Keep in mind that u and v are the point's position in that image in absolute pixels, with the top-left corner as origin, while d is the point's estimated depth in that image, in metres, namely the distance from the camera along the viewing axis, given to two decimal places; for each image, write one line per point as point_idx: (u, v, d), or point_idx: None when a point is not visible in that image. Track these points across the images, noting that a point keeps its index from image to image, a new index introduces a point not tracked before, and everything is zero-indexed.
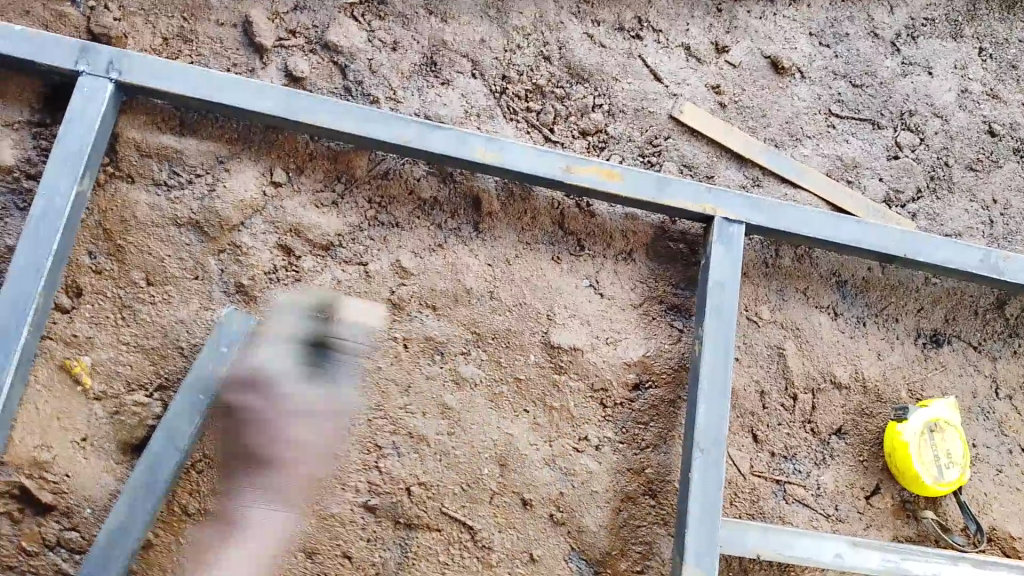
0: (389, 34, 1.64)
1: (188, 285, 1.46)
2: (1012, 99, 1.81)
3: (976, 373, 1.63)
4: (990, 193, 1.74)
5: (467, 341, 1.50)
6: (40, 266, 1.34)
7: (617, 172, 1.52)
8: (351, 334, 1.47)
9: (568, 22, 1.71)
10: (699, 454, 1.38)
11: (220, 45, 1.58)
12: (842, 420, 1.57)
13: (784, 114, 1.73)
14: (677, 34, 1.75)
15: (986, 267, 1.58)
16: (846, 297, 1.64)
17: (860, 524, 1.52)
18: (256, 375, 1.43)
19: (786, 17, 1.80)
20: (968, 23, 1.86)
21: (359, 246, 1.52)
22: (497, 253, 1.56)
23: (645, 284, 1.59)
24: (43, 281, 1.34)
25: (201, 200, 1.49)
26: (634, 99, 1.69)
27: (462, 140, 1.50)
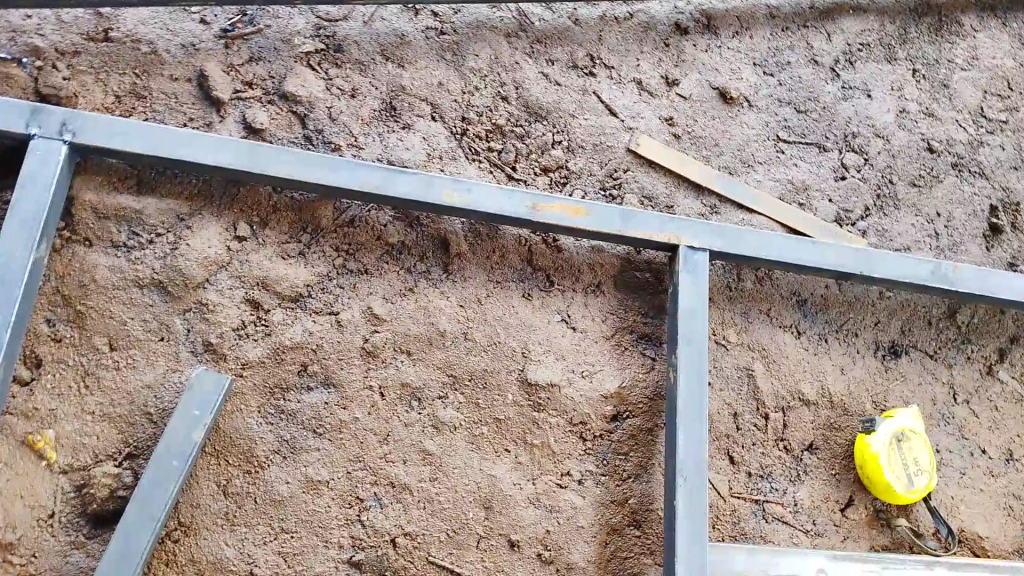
0: (347, 82, 1.65)
1: (153, 347, 1.43)
2: (946, 117, 1.91)
3: (934, 381, 1.70)
4: (934, 207, 1.82)
5: (444, 385, 1.50)
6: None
7: (583, 207, 1.55)
8: (326, 386, 1.46)
9: (523, 62, 1.76)
10: (683, 481, 1.40)
11: (175, 100, 1.56)
12: (813, 436, 1.61)
13: (736, 142, 1.78)
14: (629, 69, 1.80)
15: (937, 278, 1.65)
16: (808, 315, 1.69)
17: (838, 536, 1.55)
18: (231, 435, 1.41)
19: (730, 48, 1.87)
20: (901, 46, 1.97)
21: (328, 295, 1.51)
22: (468, 294, 1.57)
23: (615, 316, 1.62)
24: (3, 353, 1.29)
25: (163, 259, 1.47)
26: (592, 135, 1.72)
27: (429, 184, 1.51)
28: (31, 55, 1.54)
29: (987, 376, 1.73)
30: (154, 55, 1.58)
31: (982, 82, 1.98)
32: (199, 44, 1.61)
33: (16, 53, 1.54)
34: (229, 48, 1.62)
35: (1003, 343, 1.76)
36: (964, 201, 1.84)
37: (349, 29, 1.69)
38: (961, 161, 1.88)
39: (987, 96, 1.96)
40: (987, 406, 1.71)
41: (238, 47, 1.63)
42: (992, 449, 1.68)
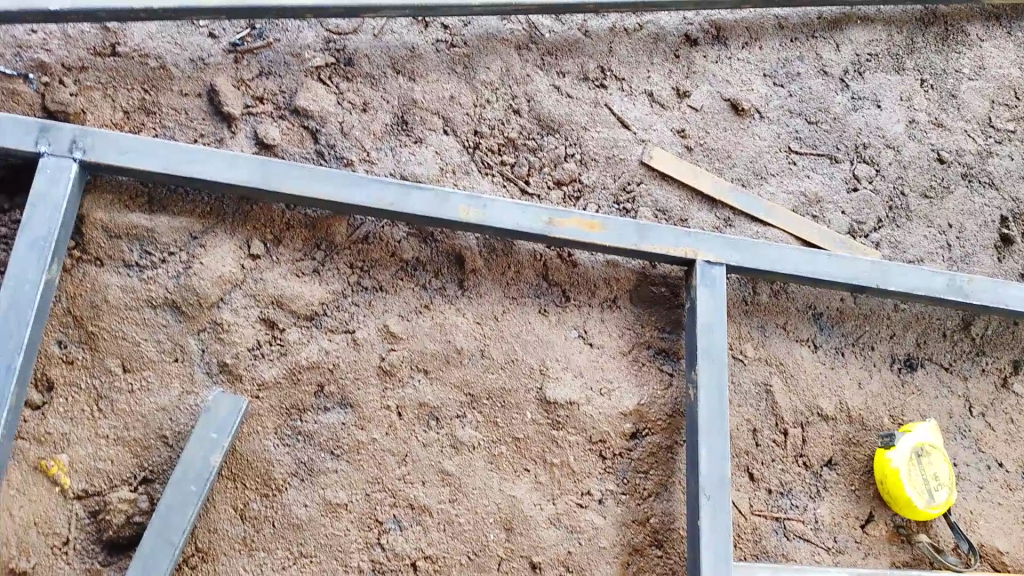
0: (358, 96, 1.62)
1: (167, 368, 1.40)
2: (955, 127, 1.91)
3: (949, 394, 1.70)
4: (946, 218, 1.82)
5: (462, 404, 1.48)
6: (11, 364, 1.26)
7: (600, 222, 1.54)
8: (343, 407, 1.44)
9: (534, 75, 1.74)
10: (706, 500, 1.39)
11: (185, 116, 1.54)
12: (831, 451, 1.60)
13: (748, 154, 1.77)
14: (640, 81, 1.79)
15: (952, 290, 1.65)
16: (824, 329, 1.68)
17: (859, 553, 1.54)
18: (247, 458, 1.38)
19: (740, 60, 1.86)
20: (909, 56, 1.96)
21: (344, 313, 1.49)
22: (484, 310, 1.55)
23: (633, 330, 1.60)
24: (14, 378, 1.26)
25: (176, 278, 1.44)
26: (606, 148, 1.71)
27: (444, 200, 1.49)
28: (37, 71, 1.52)
29: (1002, 389, 1.73)
30: (163, 69, 1.56)
31: (989, 92, 1.98)
32: (207, 57, 1.58)
33: (21, 69, 1.51)
34: (238, 62, 1.60)
35: (1017, 356, 1.76)
36: (974, 211, 1.84)
37: (359, 42, 1.66)
38: (971, 172, 1.88)
39: (995, 106, 1.97)
40: (1002, 419, 1.71)
41: (247, 61, 1.60)
42: (1008, 462, 1.68)
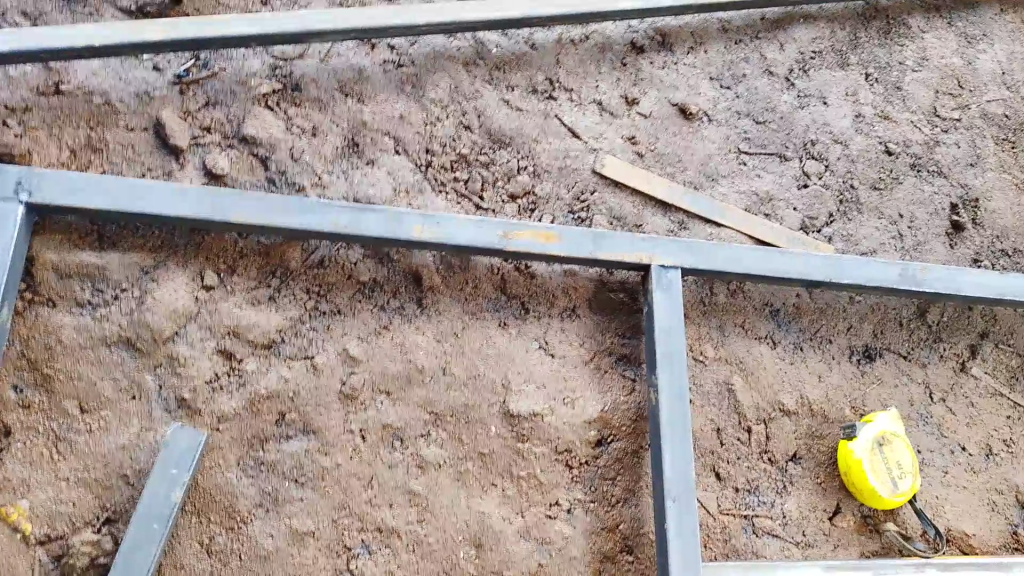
0: (307, 120, 1.62)
1: (125, 407, 1.39)
2: (901, 118, 1.95)
3: (910, 381, 1.72)
4: (896, 208, 1.85)
5: (426, 422, 1.48)
6: None
7: (555, 233, 1.55)
8: (306, 433, 1.43)
9: (483, 90, 1.74)
10: (672, 502, 1.40)
11: (132, 151, 1.54)
12: (796, 446, 1.62)
13: (698, 157, 1.79)
14: (589, 91, 1.80)
15: (907, 280, 1.67)
16: (782, 325, 1.70)
17: (828, 546, 1.56)
18: (210, 491, 1.38)
19: (687, 64, 1.87)
20: (852, 51, 1.99)
21: (303, 339, 1.48)
22: (444, 328, 1.55)
23: (593, 338, 1.61)
24: None
25: (129, 315, 1.43)
26: (557, 158, 1.73)
27: (398, 220, 1.49)
28: None
29: (960, 373, 1.76)
30: (109, 105, 1.55)
31: (933, 82, 2.01)
32: (153, 91, 1.58)
33: None
34: (184, 93, 1.59)
35: (973, 340, 1.79)
36: (924, 200, 1.87)
37: (306, 68, 1.65)
38: (919, 161, 1.91)
39: (939, 96, 2.00)
40: (963, 403, 1.74)
41: (193, 92, 1.60)
42: (970, 445, 1.71)
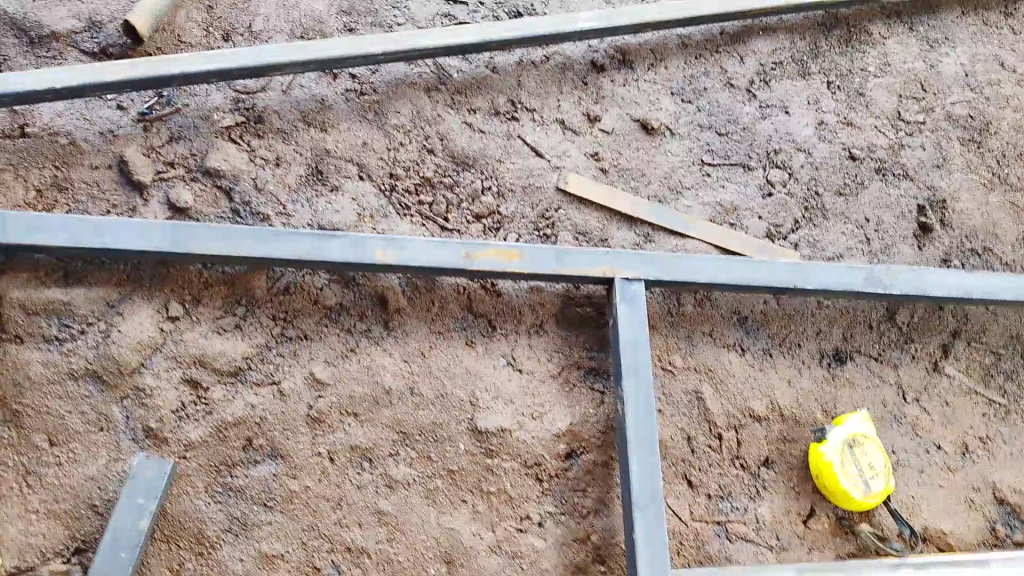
0: (270, 151, 1.66)
1: (93, 438, 1.41)
2: (865, 124, 1.96)
3: (882, 383, 1.73)
4: (862, 212, 1.85)
5: (394, 442, 1.49)
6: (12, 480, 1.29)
7: (517, 251, 1.56)
8: (273, 457, 1.44)
9: (445, 114, 1.77)
10: (640, 511, 1.40)
11: (97, 188, 1.58)
12: (767, 451, 1.62)
13: (661, 170, 1.81)
14: (551, 111, 1.83)
15: (871, 283, 1.68)
16: (751, 332, 1.71)
17: (803, 549, 1.56)
18: (178, 518, 1.39)
19: (647, 81, 1.90)
20: (813, 61, 2.01)
21: (269, 364, 1.50)
22: (411, 348, 1.56)
23: (561, 353, 1.62)
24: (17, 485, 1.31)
25: (95, 348, 1.46)
26: (521, 177, 1.75)
27: (360, 245, 1.51)
28: None
29: (933, 372, 1.76)
30: (73, 145, 1.61)
31: (897, 86, 2.02)
32: (117, 130, 1.64)
33: None
34: (148, 130, 1.65)
35: (945, 339, 1.80)
36: (891, 204, 1.88)
37: (268, 100, 1.71)
38: (885, 165, 1.92)
39: (903, 100, 2.01)
40: (938, 402, 1.74)
41: (157, 128, 1.65)
42: (945, 444, 1.70)
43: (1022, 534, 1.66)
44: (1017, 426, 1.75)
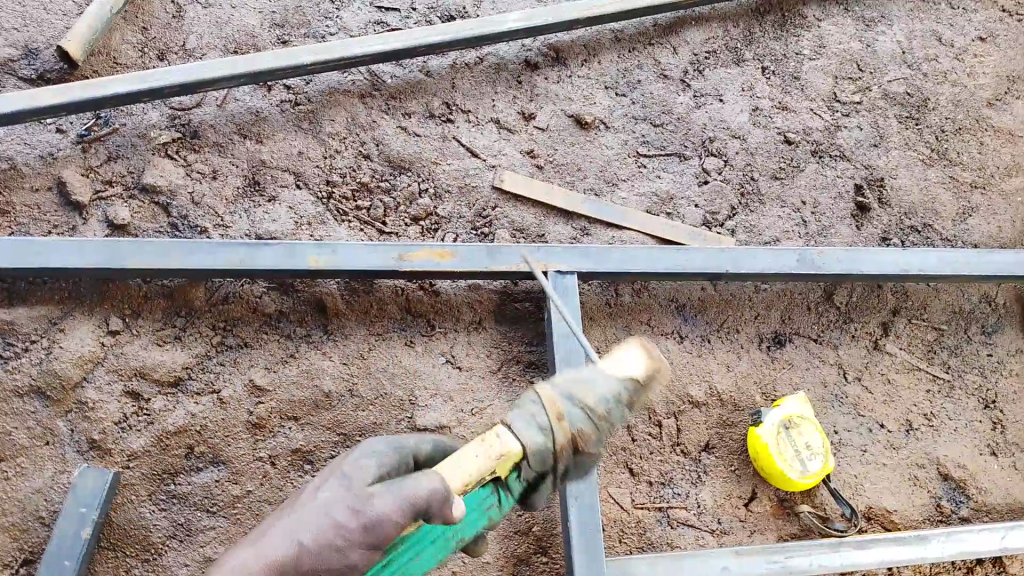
0: (206, 165, 1.71)
1: (40, 452, 1.45)
2: (800, 107, 1.98)
3: (822, 363, 1.75)
4: (798, 195, 1.88)
5: (336, 443, 1.52)
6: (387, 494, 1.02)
7: (449, 251, 1.57)
8: (216, 464, 1.48)
9: (380, 120, 1.81)
10: (573, 501, 1.43)
11: (38, 210, 1.63)
12: (707, 436, 1.65)
13: (597, 164, 1.84)
14: (485, 111, 1.86)
15: (805, 265, 1.69)
16: (687, 320, 1.74)
17: (744, 531, 1.58)
18: (124, 527, 1.43)
19: (581, 77, 1.94)
20: (748, 48, 2.04)
21: (209, 374, 1.54)
22: (350, 351, 1.60)
23: (499, 348, 1.65)
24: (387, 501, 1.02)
25: (39, 364, 1.50)
26: (458, 178, 1.77)
27: (293, 252, 1.53)
28: None
29: (874, 351, 1.78)
30: (14, 170, 1.66)
31: (832, 68, 2.04)
32: (56, 152, 1.69)
33: None
34: (86, 151, 1.70)
35: (885, 318, 1.81)
36: (827, 185, 1.90)
37: (203, 114, 1.76)
38: (821, 147, 1.94)
39: (839, 82, 2.03)
40: (879, 380, 1.76)
41: (95, 148, 1.70)
42: (888, 422, 1.72)
43: (966, 507, 1.68)
44: (961, 401, 1.77)
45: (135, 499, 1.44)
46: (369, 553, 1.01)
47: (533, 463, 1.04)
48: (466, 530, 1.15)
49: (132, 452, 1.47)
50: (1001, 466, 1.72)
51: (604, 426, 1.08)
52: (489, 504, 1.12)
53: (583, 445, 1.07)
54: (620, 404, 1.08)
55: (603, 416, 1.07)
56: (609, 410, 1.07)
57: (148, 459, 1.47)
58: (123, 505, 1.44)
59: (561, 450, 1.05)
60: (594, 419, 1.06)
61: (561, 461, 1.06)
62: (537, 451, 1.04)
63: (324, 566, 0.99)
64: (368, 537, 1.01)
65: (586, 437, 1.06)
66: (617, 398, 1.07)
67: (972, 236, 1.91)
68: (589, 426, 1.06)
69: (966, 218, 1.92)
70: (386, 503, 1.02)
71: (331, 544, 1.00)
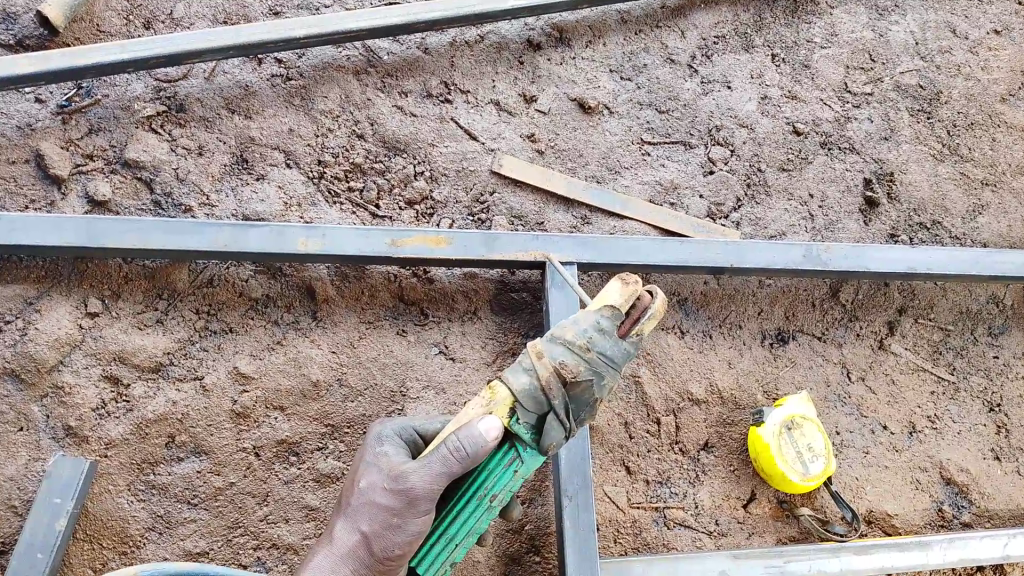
0: (192, 140, 1.63)
1: (12, 438, 1.39)
2: (810, 97, 1.92)
3: (825, 362, 1.70)
4: (806, 188, 1.82)
5: (323, 435, 1.46)
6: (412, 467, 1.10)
7: (444, 236, 1.50)
8: (197, 454, 1.42)
9: (375, 98, 1.74)
10: (568, 500, 1.38)
11: (14, 184, 1.56)
12: (707, 434, 1.60)
13: (600, 150, 1.78)
14: (485, 91, 1.79)
15: (811, 260, 1.63)
16: (689, 314, 1.68)
17: (742, 533, 1.55)
18: (100, 518, 1.37)
19: (585, 59, 1.87)
20: (757, 34, 1.97)
21: (192, 360, 1.48)
22: (340, 339, 1.53)
23: (495, 339, 1.59)
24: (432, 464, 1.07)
25: (13, 346, 1.43)
26: (454, 161, 1.71)
27: (282, 234, 1.46)
28: None
29: (879, 350, 1.73)
30: None
31: (843, 58, 1.98)
32: (35, 123, 1.61)
33: None
34: (67, 123, 1.62)
35: (890, 316, 1.76)
36: (836, 178, 1.85)
37: (191, 87, 1.68)
38: (830, 139, 1.88)
39: (850, 71, 1.97)
40: (883, 380, 1.71)
41: (76, 120, 1.63)
42: (892, 424, 1.68)
43: (968, 512, 1.64)
44: (966, 404, 1.72)
45: (112, 489, 1.38)
46: (422, 520, 1.12)
47: (525, 406, 1.01)
48: (496, 487, 1.11)
49: (110, 439, 1.41)
50: (1005, 471, 1.68)
51: (597, 361, 1.01)
52: (511, 459, 1.08)
53: (574, 382, 1.00)
54: (606, 334, 1.01)
55: (591, 349, 1.00)
56: (595, 340, 1.01)
57: (126, 447, 1.41)
58: (99, 495, 1.38)
59: (550, 388, 1.00)
60: (581, 356, 1.00)
61: (553, 398, 1.00)
62: (527, 392, 1.01)
63: (389, 539, 1.12)
64: (416, 507, 1.11)
65: (575, 371, 1.00)
66: (602, 327, 1.01)
67: (982, 235, 1.86)
68: (576, 361, 1.00)
69: (976, 215, 1.87)
70: (423, 475, 1.08)
71: (386, 523, 1.12)
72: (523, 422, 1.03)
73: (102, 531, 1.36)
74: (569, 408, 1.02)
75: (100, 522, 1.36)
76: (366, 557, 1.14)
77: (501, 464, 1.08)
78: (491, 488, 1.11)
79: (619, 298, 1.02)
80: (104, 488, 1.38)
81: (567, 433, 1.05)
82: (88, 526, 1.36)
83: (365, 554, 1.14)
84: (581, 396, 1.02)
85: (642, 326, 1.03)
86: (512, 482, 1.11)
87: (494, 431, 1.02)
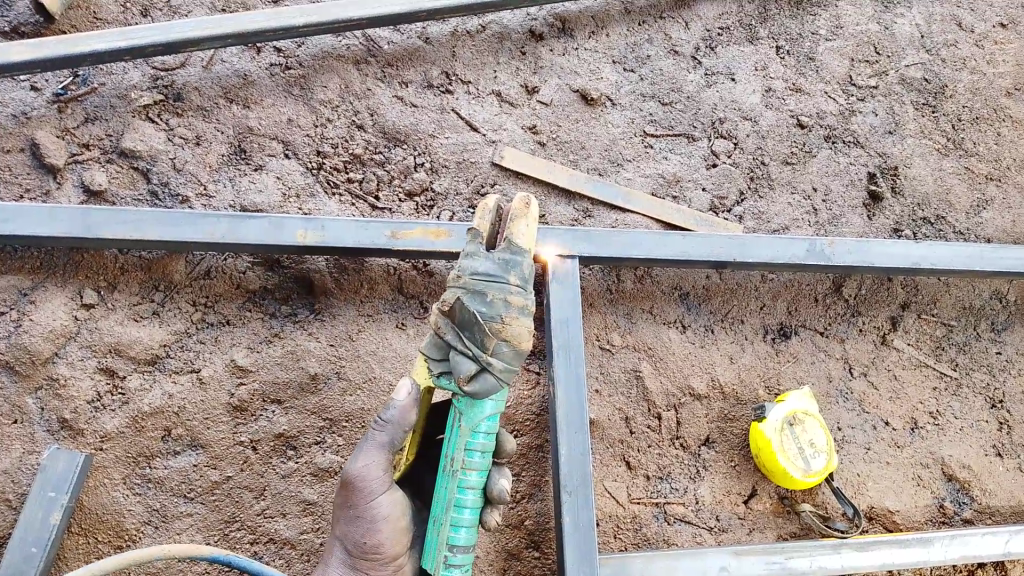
0: (189, 130, 1.61)
1: (7, 430, 1.38)
2: (815, 89, 1.90)
3: (828, 358, 1.69)
4: (810, 181, 1.81)
5: (321, 429, 1.45)
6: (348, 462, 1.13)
7: (444, 229, 1.47)
8: (194, 448, 1.41)
9: (375, 88, 1.72)
10: (568, 497, 1.35)
11: (9, 173, 1.54)
12: (707, 430, 1.59)
13: (602, 142, 1.76)
14: (487, 82, 1.77)
15: (814, 255, 1.61)
16: (691, 308, 1.67)
17: (742, 530, 1.54)
18: (96, 511, 1.35)
19: (588, 49, 1.85)
20: (762, 25, 1.95)
21: (188, 352, 1.46)
22: (338, 333, 1.52)
23: None
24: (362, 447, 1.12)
25: (8, 338, 1.42)
26: (454, 152, 1.69)
27: (279, 226, 1.44)
28: None
29: (882, 346, 1.72)
30: None
31: (848, 50, 1.96)
32: (30, 111, 1.59)
33: None
34: (62, 112, 1.60)
35: (894, 312, 1.75)
36: (840, 172, 1.83)
37: (188, 76, 1.66)
38: (834, 133, 1.86)
39: (855, 64, 1.95)
40: (886, 376, 1.70)
41: (72, 109, 1.61)
42: (894, 420, 1.67)
43: (970, 509, 1.63)
44: (968, 401, 1.71)
45: (108, 483, 1.37)
46: (377, 503, 1.12)
47: (432, 357, 1.08)
48: (450, 447, 1.09)
49: (106, 433, 1.39)
50: (1007, 468, 1.67)
51: (471, 283, 1.02)
52: (455, 416, 1.09)
53: (454, 311, 1.03)
54: (473, 256, 1.04)
55: (461, 274, 1.03)
56: (463, 267, 1.04)
57: (123, 440, 1.39)
58: (96, 488, 1.36)
59: (439, 327, 1.05)
60: (455, 284, 1.04)
61: (444, 336, 1.05)
62: (429, 343, 1.08)
63: (357, 531, 1.12)
64: (365, 490, 1.11)
65: (448, 300, 1.03)
66: (468, 254, 1.05)
67: (986, 230, 1.84)
68: (451, 291, 1.03)
69: (980, 210, 1.86)
70: (355, 459, 1.11)
71: (350, 518, 1.12)
72: (440, 374, 1.09)
73: (97, 524, 1.35)
74: (463, 337, 1.04)
75: (95, 516, 1.35)
76: (352, 558, 1.14)
77: (451, 421, 1.10)
78: (449, 451, 1.10)
79: (477, 221, 1.07)
80: (99, 482, 1.37)
81: (480, 364, 1.03)
82: (84, 520, 1.35)
83: (350, 556, 1.14)
84: (466, 318, 1.02)
85: (508, 233, 1.05)
86: (462, 439, 1.08)
87: (407, 389, 1.10)
